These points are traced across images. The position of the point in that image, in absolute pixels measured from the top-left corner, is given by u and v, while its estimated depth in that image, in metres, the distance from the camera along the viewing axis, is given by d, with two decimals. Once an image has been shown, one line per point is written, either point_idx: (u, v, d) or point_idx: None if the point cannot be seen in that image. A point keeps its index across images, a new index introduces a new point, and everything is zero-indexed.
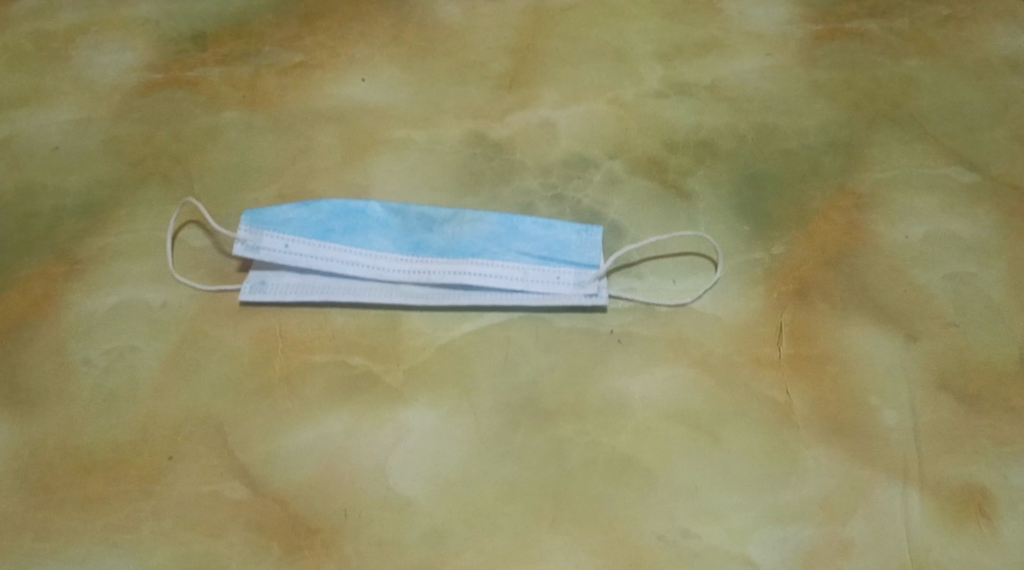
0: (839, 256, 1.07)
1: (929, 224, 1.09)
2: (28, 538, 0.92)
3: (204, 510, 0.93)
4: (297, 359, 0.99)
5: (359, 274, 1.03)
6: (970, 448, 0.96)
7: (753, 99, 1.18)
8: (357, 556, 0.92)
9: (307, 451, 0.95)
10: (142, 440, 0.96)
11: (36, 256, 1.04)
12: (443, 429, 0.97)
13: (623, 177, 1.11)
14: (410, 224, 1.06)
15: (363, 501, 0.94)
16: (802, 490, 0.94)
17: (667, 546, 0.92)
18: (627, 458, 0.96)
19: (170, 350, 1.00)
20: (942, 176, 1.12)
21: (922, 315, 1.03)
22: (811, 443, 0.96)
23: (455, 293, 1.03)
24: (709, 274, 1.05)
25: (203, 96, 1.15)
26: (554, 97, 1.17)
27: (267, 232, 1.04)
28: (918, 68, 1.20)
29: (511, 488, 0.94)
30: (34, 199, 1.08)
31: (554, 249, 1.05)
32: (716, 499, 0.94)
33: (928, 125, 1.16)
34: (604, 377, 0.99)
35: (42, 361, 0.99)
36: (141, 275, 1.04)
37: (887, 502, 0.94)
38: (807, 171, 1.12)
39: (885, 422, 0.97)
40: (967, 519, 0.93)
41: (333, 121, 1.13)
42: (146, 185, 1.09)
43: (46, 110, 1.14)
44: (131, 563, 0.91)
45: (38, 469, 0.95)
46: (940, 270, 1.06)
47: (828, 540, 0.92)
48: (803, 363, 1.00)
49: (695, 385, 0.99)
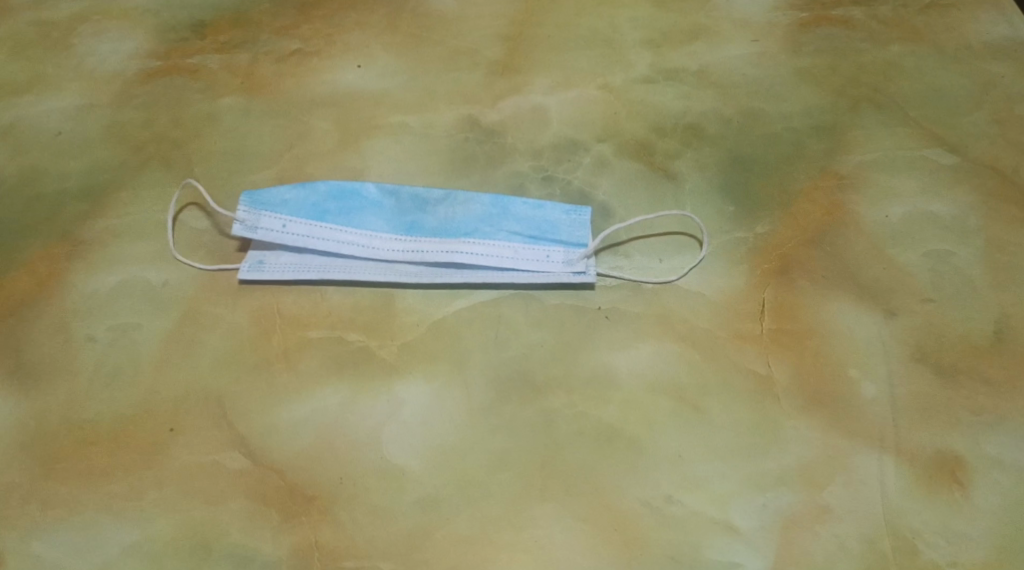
0: (822, 235, 1.09)
1: (910, 203, 1.11)
2: (35, 506, 0.95)
3: (204, 479, 0.96)
4: (294, 335, 1.03)
5: (354, 254, 1.07)
6: (945, 418, 0.99)
7: (739, 85, 1.20)
8: (353, 522, 0.95)
9: (304, 422, 0.99)
10: (144, 413, 0.99)
11: (41, 238, 1.08)
12: (436, 402, 1.00)
13: (611, 160, 1.14)
14: (404, 206, 1.10)
15: (358, 470, 0.97)
16: (783, 458, 0.97)
17: (652, 511, 0.95)
18: (614, 428, 0.99)
19: (171, 327, 1.03)
20: (923, 158, 1.14)
21: (901, 291, 1.06)
22: (791, 414, 0.99)
23: (447, 271, 1.06)
24: (694, 252, 1.08)
25: (202, 82, 1.18)
26: (544, 82, 1.20)
27: (265, 213, 1.07)
28: (901, 53, 1.22)
29: (501, 458, 0.97)
30: (39, 183, 1.11)
31: (544, 229, 1.09)
32: (700, 468, 0.97)
33: (910, 109, 1.18)
34: (592, 352, 1.02)
35: (48, 338, 1.03)
36: (143, 255, 1.07)
37: (864, 469, 0.97)
38: (791, 153, 1.15)
39: (864, 393, 1.00)
40: (940, 485, 0.96)
41: (329, 107, 1.17)
42: (147, 169, 1.12)
43: (50, 97, 1.17)
44: (134, 529, 0.94)
45: (44, 441, 0.98)
46: (920, 248, 1.08)
47: (807, 506, 0.95)
48: (785, 337, 1.03)
49: (680, 358, 1.02)
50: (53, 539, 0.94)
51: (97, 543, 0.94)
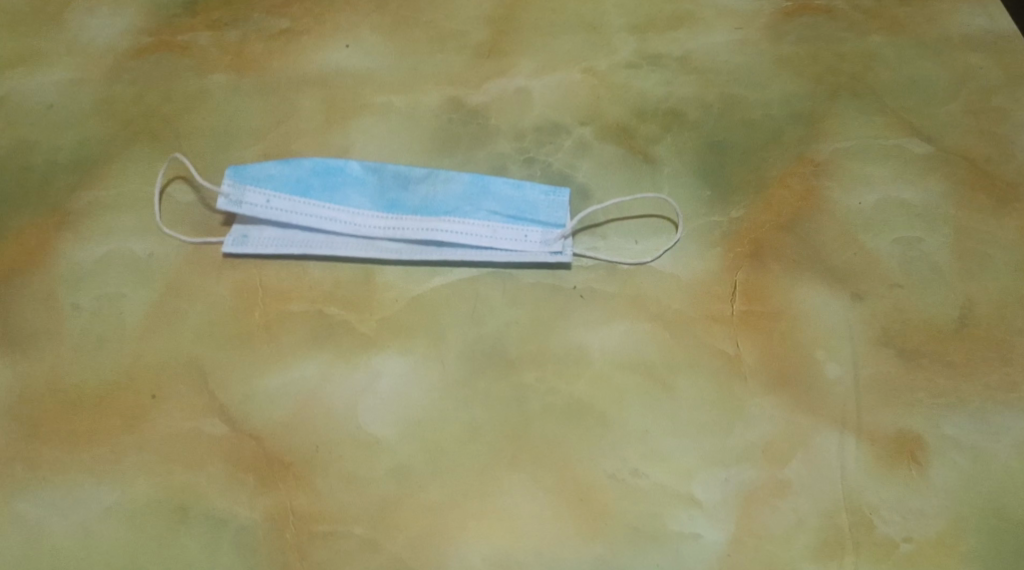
0: (796, 220, 1.11)
1: (882, 190, 1.13)
2: (20, 467, 0.98)
3: (184, 443, 0.99)
4: (276, 308, 1.06)
5: (336, 230, 1.09)
6: (906, 400, 1.02)
7: (721, 71, 1.22)
8: (327, 488, 0.97)
9: (282, 391, 1.01)
10: (128, 380, 1.02)
11: (32, 208, 1.11)
12: (412, 374, 1.02)
13: (592, 143, 1.17)
14: (386, 183, 1.12)
15: (333, 438, 0.99)
16: (746, 434, 1.00)
17: (618, 483, 0.98)
18: (584, 403, 1.01)
19: (155, 298, 1.06)
20: (898, 146, 1.16)
21: (870, 276, 1.08)
22: (757, 393, 1.02)
23: (427, 249, 1.09)
24: (670, 234, 1.10)
25: (192, 59, 1.21)
26: (528, 65, 1.22)
27: (250, 188, 1.10)
28: (882, 43, 1.24)
29: (473, 430, 1.00)
30: (30, 155, 1.14)
31: (523, 209, 1.11)
32: (666, 442, 1.00)
33: (888, 98, 1.20)
34: (566, 329, 1.05)
35: (36, 305, 1.06)
36: (130, 227, 1.10)
37: (825, 447, 0.99)
38: (768, 139, 1.17)
39: (828, 374, 1.03)
40: (899, 464, 0.99)
41: (316, 86, 1.19)
42: (136, 144, 1.15)
43: (43, 71, 1.20)
44: (115, 491, 0.97)
45: (29, 405, 1.01)
46: (890, 234, 1.11)
47: (768, 481, 0.98)
48: (754, 319, 1.05)
49: (651, 337, 1.04)
50: (37, 498, 0.97)
51: (78, 503, 0.97)
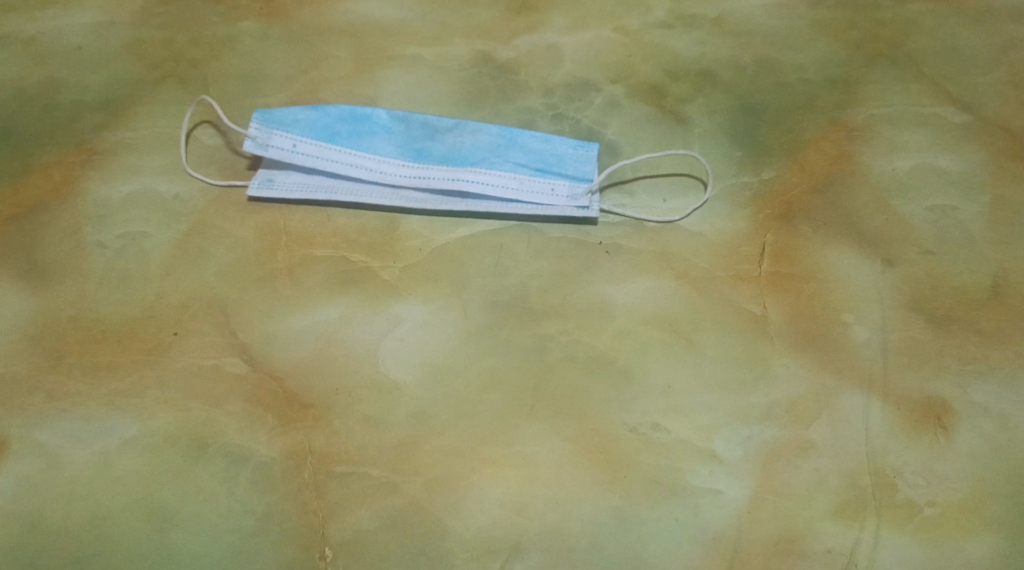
0: (828, 183, 1.09)
1: (917, 157, 1.11)
2: (39, 398, 0.98)
3: (203, 380, 0.98)
4: (299, 252, 1.05)
5: (361, 177, 1.08)
6: (935, 366, 1.00)
7: (755, 34, 1.20)
8: (345, 430, 0.96)
9: (303, 334, 1.01)
10: (150, 316, 1.01)
11: (58, 146, 1.11)
12: (434, 321, 1.01)
13: (622, 101, 1.15)
14: (414, 132, 1.11)
15: (352, 381, 0.98)
16: (770, 392, 0.98)
17: (638, 437, 0.96)
18: (606, 357, 1.00)
19: (179, 238, 1.06)
20: (935, 114, 1.14)
21: (903, 242, 1.06)
22: (782, 352, 1.00)
23: (452, 200, 1.08)
24: (699, 194, 1.09)
25: (224, 6, 1.21)
26: (561, 22, 1.21)
27: (277, 131, 1.09)
28: (921, 12, 1.22)
29: (493, 378, 0.99)
30: (59, 94, 1.14)
31: (550, 162, 1.10)
32: (688, 397, 0.98)
33: (925, 66, 1.17)
34: (590, 284, 1.03)
35: (60, 240, 1.05)
36: (156, 167, 1.10)
37: (850, 409, 0.98)
38: (802, 103, 1.15)
39: (855, 337, 1.01)
40: (926, 428, 0.97)
41: (346, 36, 1.19)
42: (164, 86, 1.15)
43: (75, 13, 1.20)
44: (132, 425, 0.97)
45: (51, 336, 1.00)
46: (924, 200, 1.08)
47: (791, 440, 0.97)
48: (782, 280, 1.04)
49: (676, 294, 1.03)
50: (55, 428, 0.97)
51: (97, 434, 0.96)
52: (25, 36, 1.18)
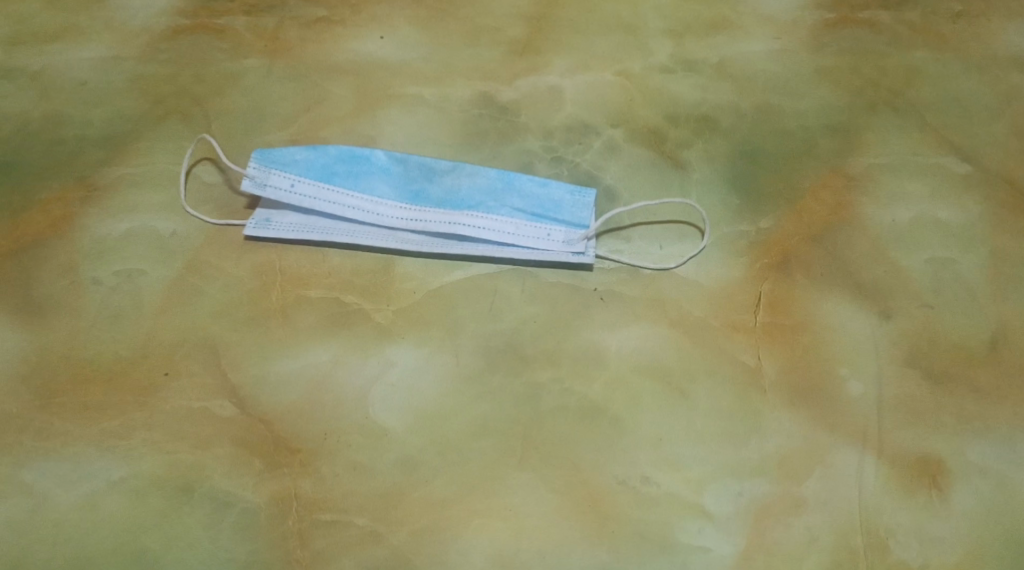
0: (827, 232, 1.08)
1: (918, 208, 1.10)
2: (28, 436, 0.98)
3: (193, 422, 0.98)
4: (293, 292, 1.05)
5: (358, 218, 1.08)
6: (931, 423, 0.99)
7: (757, 79, 1.19)
8: (332, 477, 0.96)
9: (294, 377, 1.00)
10: (142, 356, 1.01)
11: (57, 180, 1.11)
12: (425, 366, 1.01)
13: (621, 145, 1.14)
14: (411, 174, 1.11)
15: (341, 426, 0.98)
16: (762, 447, 0.97)
17: (627, 490, 0.96)
18: (598, 406, 0.99)
19: (174, 277, 1.06)
20: (936, 165, 1.13)
21: (901, 294, 1.05)
22: (776, 406, 0.99)
23: (448, 242, 1.07)
24: (696, 241, 1.08)
25: (227, 43, 1.21)
26: (563, 64, 1.21)
27: (275, 171, 1.09)
28: (925, 59, 1.21)
29: (483, 426, 0.98)
30: (61, 128, 1.15)
31: (547, 207, 1.09)
32: (680, 450, 0.97)
33: (928, 114, 1.16)
34: (584, 331, 1.03)
35: (56, 277, 1.05)
36: (154, 205, 1.10)
37: (844, 465, 0.97)
38: (803, 150, 1.14)
39: (851, 391, 1.00)
40: (920, 488, 0.96)
41: (348, 75, 1.19)
42: (165, 122, 1.15)
43: (80, 47, 1.21)
44: (120, 466, 0.96)
45: (43, 375, 1.00)
46: (924, 252, 1.07)
47: (783, 496, 0.96)
48: (778, 331, 1.03)
49: (670, 343, 1.02)
50: (43, 468, 0.96)
51: (84, 475, 0.96)
52: (31, 69, 1.19)
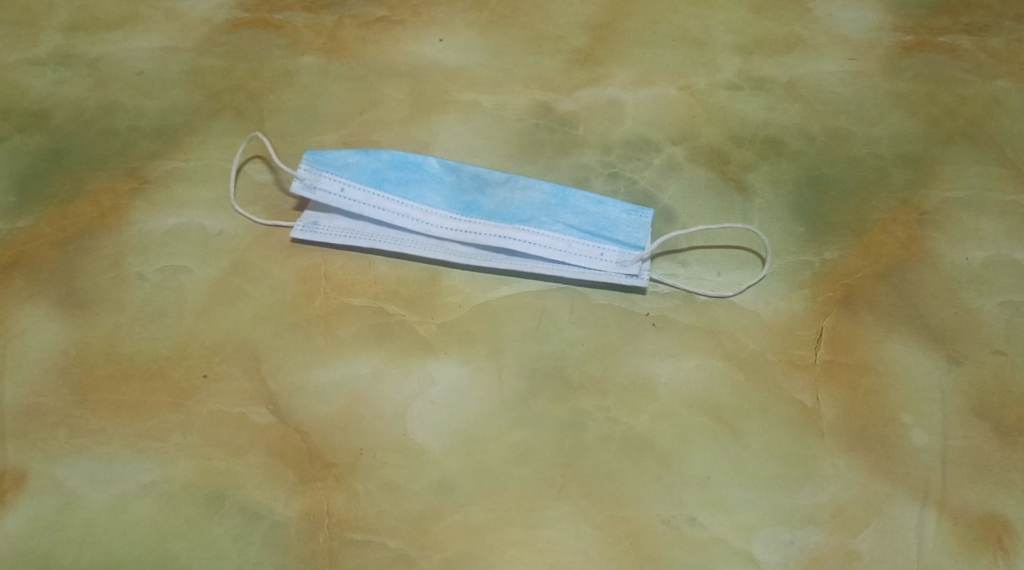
0: (893, 268, 1.04)
1: (994, 248, 1.05)
2: (63, 432, 0.96)
3: (229, 428, 0.96)
4: (337, 299, 1.02)
5: (407, 227, 1.05)
6: (997, 479, 0.95)
7: (828, 102, 1.15)
8: (367, 495, 0.93)
9: (334, 387, 0.98)
10: (182, 356, 0.99)
11: (107, 171, 1.09)
12: (467, 384, 0.98)
13: (682, 164, 1.10)
14: (464, 184, 1.07)
15: (379, 442, 0.95)
16: (816, 494, 0.94)
17: (670, 530, 0.92)
18: (644, 440, 0.96)
19: (218, 276, 1.03)
20: (1015, 202, 1.08)
21: (970, 339, 1.00)
22: (832, 450, 0.96)
23: (497, 257, 1.04)
24: (755, 269, 1.04)
25: (284, 39, 1.19)
26: (627, 77, 1.17)
27: (325, 173, 1.06)
28: (1007, 89, 1.15)
29: (524, 451, 0.95)
30: (115, 118, 1.13)
31: (602, 226, 1.05)
32: (727, 491, 0.94)
33: (1008, 149, 1.11)
34: (632, 358, 0.99)
35: (100, 270, 1.04)
36: (202, 201, 1.07)
37: (902, 519, 0.93)
38: (873, 179, 1.09)
39: (914, 441, 0.96)
40: (983, 549, 0.92)
41: (405, 78, 1.16)
42: (219, 117, 1.13)
43: (137, 36, 1.19)
44: (153, 468, 0.94)
45: (82, 369, 0.99)
46: (998, 296, 1.03)
47: (836, 548, 0.92)
48: (838, 371, 0.99)
49: (723, 377, 0.98)
50: (74, 466, 0.95)
51: (116, 476, 0.94)
52: (89, 57, 1.18)
